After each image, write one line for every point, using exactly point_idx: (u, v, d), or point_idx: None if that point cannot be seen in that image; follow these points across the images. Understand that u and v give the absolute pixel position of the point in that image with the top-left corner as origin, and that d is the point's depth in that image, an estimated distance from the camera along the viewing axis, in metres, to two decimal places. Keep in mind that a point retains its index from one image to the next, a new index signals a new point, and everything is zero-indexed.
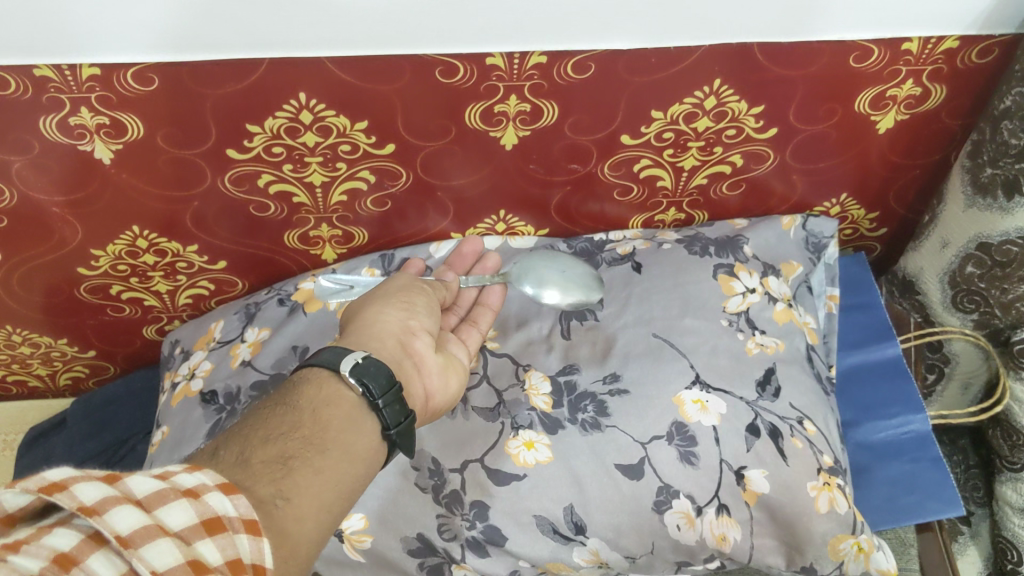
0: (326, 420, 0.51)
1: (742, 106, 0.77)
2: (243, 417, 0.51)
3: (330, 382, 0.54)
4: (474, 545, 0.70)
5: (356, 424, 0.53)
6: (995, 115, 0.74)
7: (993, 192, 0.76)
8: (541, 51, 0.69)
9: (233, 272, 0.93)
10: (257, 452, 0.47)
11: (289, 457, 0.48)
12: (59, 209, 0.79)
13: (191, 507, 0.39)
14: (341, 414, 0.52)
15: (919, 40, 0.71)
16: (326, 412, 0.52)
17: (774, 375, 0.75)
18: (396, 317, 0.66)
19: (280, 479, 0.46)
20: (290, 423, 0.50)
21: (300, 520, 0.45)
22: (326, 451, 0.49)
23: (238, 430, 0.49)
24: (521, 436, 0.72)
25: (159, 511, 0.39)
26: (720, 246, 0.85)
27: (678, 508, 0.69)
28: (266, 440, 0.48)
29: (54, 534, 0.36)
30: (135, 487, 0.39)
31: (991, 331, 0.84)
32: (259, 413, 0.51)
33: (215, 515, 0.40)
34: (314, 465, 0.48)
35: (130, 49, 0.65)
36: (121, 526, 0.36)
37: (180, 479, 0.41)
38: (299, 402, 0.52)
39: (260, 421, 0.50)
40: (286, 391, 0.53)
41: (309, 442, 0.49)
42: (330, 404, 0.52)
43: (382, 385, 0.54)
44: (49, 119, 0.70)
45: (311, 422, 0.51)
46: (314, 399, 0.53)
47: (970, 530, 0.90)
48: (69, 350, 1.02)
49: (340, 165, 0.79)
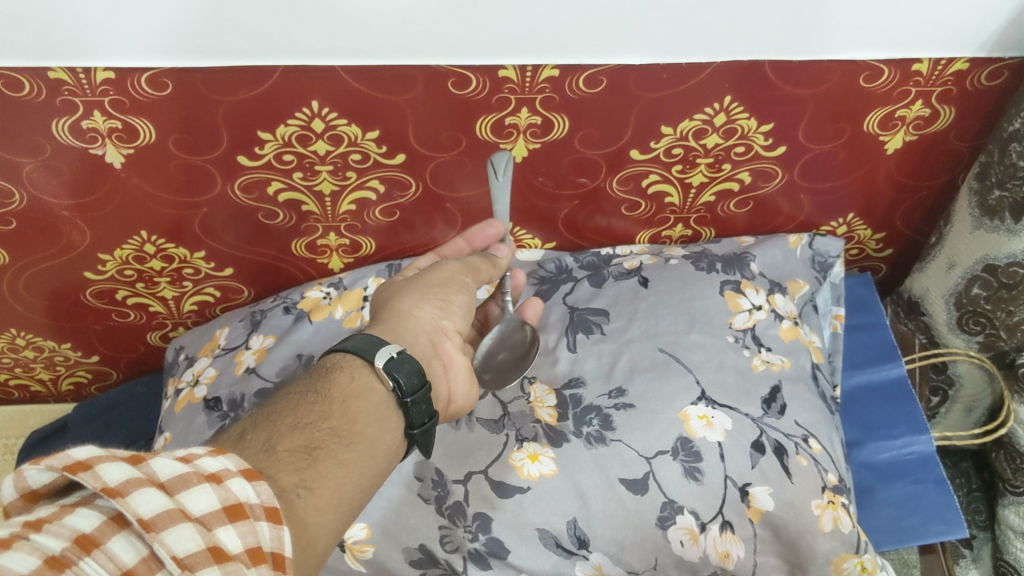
0: (354, 413, 0.51)
1: (752, 123, 0.77)
2: (274, 400, 0.51)
3: (362, 371, 0.54)
4: (476, 557, 0.69)
5: (382, 421, 0.53)
6: (1004, 137, 0.74)
7: (1000, 214, 0.76)
8: (553, 64, 0.70)
9: (240, 280, 0.93)
10: (285, 440, 0.47)
11: (314, 448, 0.48)
12: (69, 212, 0.80)
13: (214, 493, 0.39)
14: (370, 407, 0.52)
15: (930, 61, 0.72)
16: (357, 404, 0.52)
17: (780, 393, 0.75)
18: (430, 314, 0.65)
19: (304, 470, 0.46)
20: (319, 412, 0.50)
21: (321, 511, 0.45)
22: (351, 446, 0.49)
23: (267, 413, 0.49)
24: (526, 448, 0.72)
25: (182, 496, 0.39)
26: (727, 263, 0.85)
27: (683, 524, 0.68)
28: (293, 429, 0.48)
29: (76, 513, 0.36)
30: (159, 469, 0.39)
31: (996, 353, 0.84)
32: (289, 396, 0.51)
33: (237, 501, 0.40)
34: (337, 458, 0.48)
35: (145, 53, 0.65)
36: (144, 509, 0.36)
37: (203, 463, 0.41)
38: (330, 391, 0.52)
39: (291, 406, 0.50)
40: (319, 376, 0.53)
41: (336, 434, 0.49)
42: (360, 396, 0.52)
43: (413, 383, 0.54)
44: (62, 122, 0.70)
45: (340, 413, 0.51)
46: (346, 389, 0.53)
47: (971, 554, 0.89)
48: (73, 354, 1.02)
49: (349, 174, 0.79)
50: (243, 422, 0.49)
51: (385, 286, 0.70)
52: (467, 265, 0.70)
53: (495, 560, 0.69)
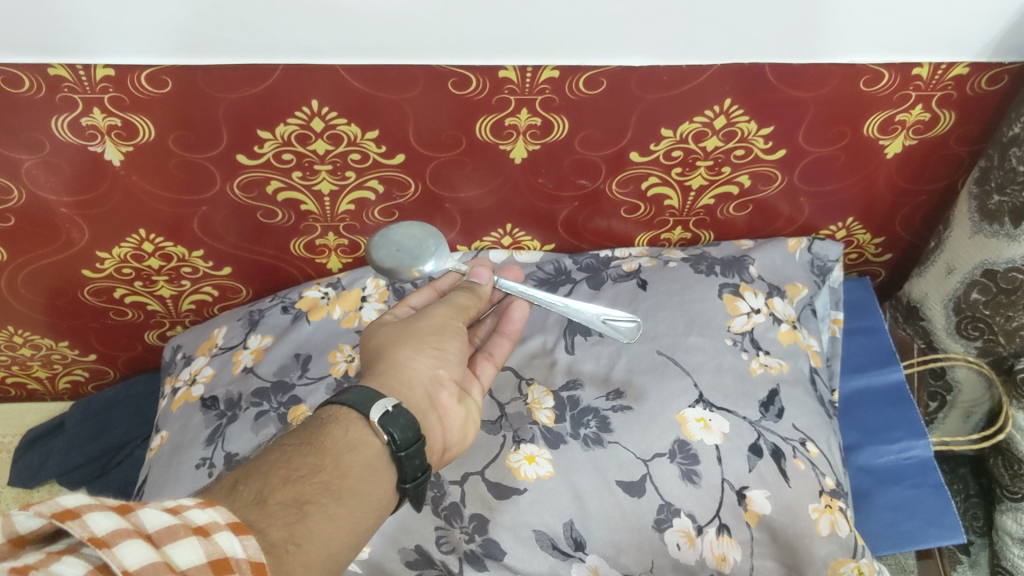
0: (347, 467, 0.50)
1: (752, 126, 0.77)
2: (265, 452, 0.49)
3: (358, 425, 0.53)
4: (473, 558, 0.69)
5: (376, 474, 0.51)
6: (1004, 142, 0.74)
7: (999, 219, 0.76)
8: (554, 65, 0.70)
9: (238, 279, 0.92)
10: (275, 494, 0.46)
11: (304, 502, 0.46)
12: (67, 209, 0.80)
13: (201, 546, 0.38)
14: (363, 460, 0.51)
15: (929, 65, 0.72)
16: (350, 458, 0.50)
17: (778, 396, 0.75)
18: (426, 364, 0.61)
19: (294, 524, 0.44)
20: (311, 465, 0.49)
21: (309, 567, 0.44)
22: (342, 500, 0.48)
23: (258, 465, 0.48)
24: (523, 449, 0.72)
25: (169, 548, 0.37)
26: (726, 265, 0.85)
27: (679, 527, 0.68)
28: (285, 481, 0.47)
29: (63, 561, 0.35)
30: (146, 519, 0.38)
31: (994, 358, 0.84)
32: (282, 448, 0.50)
33: (223, 556, 0.38)
34: (328, 512, 0.47)
35: (145, 50, 0.65)
36: (129, 560, 0.35)
37: (192, 514, 0.40)
38: (324, 444, 0.51)
39: (283, 458, 0.49)
40: (312, 430, 0.52)
41: (326, 488, 0.48)
42: (354, 449, 0.51)
43: (408, 437, 0.52)
44: (62, 119, 0.70)
45: (332, 467, 0.49)
46: (340, 442, 0.51)
47: (969, 560, 0.88)
48: (70, 352, 1.02)
49: (349, 174, 0.79)
50: (234, 473, 0.48)
51: (372, 335, 0.66)
52: (455, 312, 0.66)
53: (490, 561, 0.69)
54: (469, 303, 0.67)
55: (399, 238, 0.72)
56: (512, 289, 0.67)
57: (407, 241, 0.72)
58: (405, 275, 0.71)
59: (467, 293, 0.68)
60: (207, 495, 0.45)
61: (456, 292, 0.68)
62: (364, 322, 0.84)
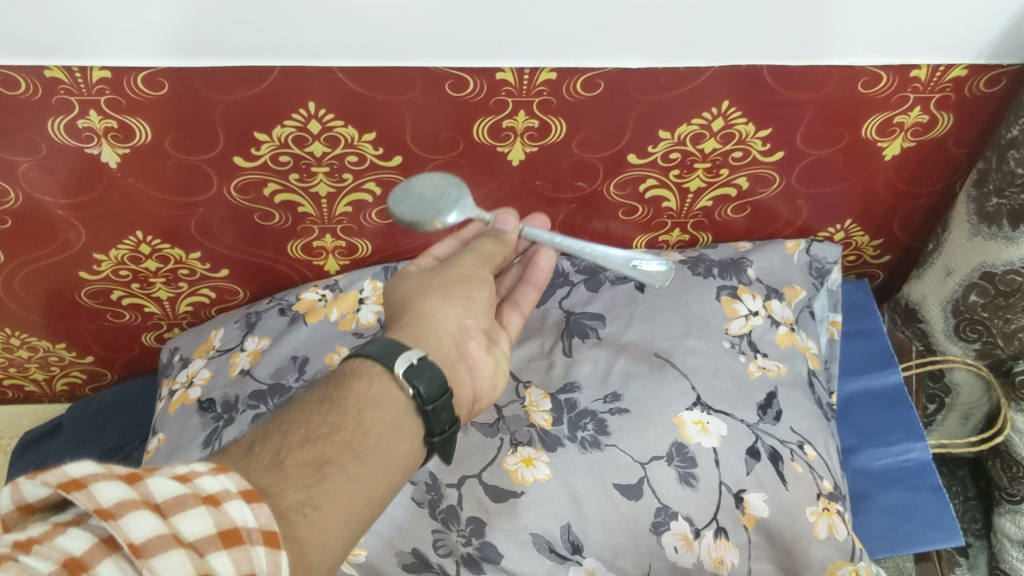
0: (369, 423, 0.50)
1: (749, 128, 0.77)
2: (285, 410, 0.50)
3: (383, 377, 0.53)
4: (470, 562, 0.69)
5: (401, 429, 0.52)
6: (1002, 145, 0.74)
7: (998, 221, 0.76)
8: (551, 67, 0.70)
9: (236, 281, 0.92)
10: (293, 454, 0.46)
11: (324, 462, 0.46)
12: (64, 211, 0.79)
13: (210, 517, 0.38)
14: (387, 415, 0.51)
15: (927, 67, 0.72)
16: (372, 414, 0.51)
17: (775, 399, 0.75)
18: (453, 315, 0.63)
19: (312, 486, 0.44)
20: (332, 422, 0.49)
21: (330, 528, 0.44)
22: (364, 458, 0.48)
23: (277, 425, 0.48)
24: (520, 452, 0.72)
25: (177, 518, 0.37)
26: (724, 268, 0.85)
27: (677, 530, 0.68)
28: (304, 442, 0.47)
29: (68, 534, 0.35)
30: (155, 489, 0.38)
31: (993, 361, 0.84)
32: (302, 406, 0.50)
33: (233, 526, 0.38)
34: (348, 471, 0.47)
35: (142, 52, 0.65)
36: (135, 533, 0.35)
37: (202, 482, 0.40)
38: (346, 399, 0.51)
39: (303, 417, 0.49)
40: (335, 384, 0.52)
41: (347, 447, 0.48)
42: (376, 406, 0.51)
43: (434, 390, 0.53)
44: (58, 121, 0.70)
45: (354, 425, 0.49)
46: (362, 397, 0.51)
47: (968, 562, 0.89)
48: (68, 355, 1.02)
49: (346, 176, 0.79)
50: (250, 435, 0.48)
51: (399, 283, 0.67)
52: (482, 260, 0.67)
53: (488, 565, 0.69)
54: (495, 251, 0.68)
55: (420, 189, 0.68)
56: (539, 237, 0.66)
57: (428, 192, 0.68)
58: (428, 226, 0.66)
59: (494, 241, 0.68)
60: (223, 460, 0.45)
61: (483, 239, 0.69)
62: (361, 324, 0.84)
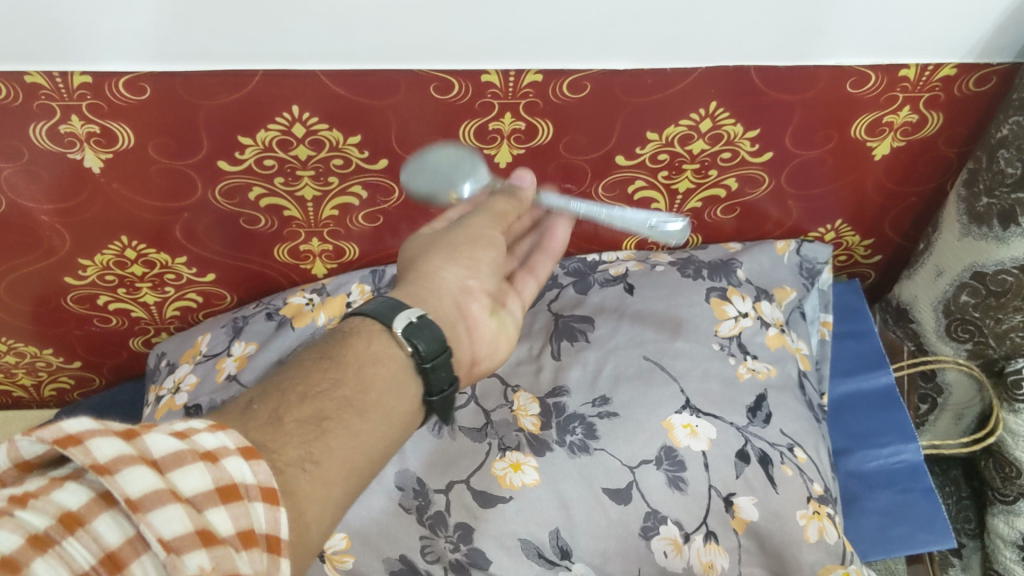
0: (369, 381, 0.49)
1: (738, 129, 0.77)
2: (285, 366, 0.48)
3: (383, 336, 0.52)
4: (458, 567, 0.68)
5: (401, 387, 0.50)
6: (992, 144, 0.73)
7: (988, 221, 0.75)
8: (536, 69, 0.69)
9: (223, 285, 0.92)
10: (292, 410, 0.45)
11: (324, 418, 0.45)
12: (48, 217, 0.79)
13: (209, 473, 0.37)
14: (386, 373, 0.50)
15: (916, 66, 0.71)
16: (375, 371, 0.49)
17: (765, 401, 0.74)
18: (457, 275, 0.61)
19: (311, 442, 0.44)
20: (332, 379, 0.48)
21: (330, 486, 0.43)
22: (365, 415, 0.47)
23: (275, 381, 0.47)
24: (508, 457, 0.71)
25: (175, 475, 0.36)
26: (713, 269, 0.84)
27: (666, 535, 0.67)
28: (303, 397, 0.46)
29: (64, 489, 0.33)
30: (152, 445, 0.36)
31: (985, 361, 0.83)
32: (301, 363, 0.49)
33: (231, 482, 0.37)
34: (349, 427, 0.46)
35: (122, 57, 0.64)
36: (132, 487, 0.33)
37: (201, 438, 0.39)
38: (345, 355, 0.49)
39: (302, 373, 0.47)
40: (334, 341, 0.51)
41: (348, 403, 0.47)
42: (377, 362, 0.50)
43: (434, 348, 0.52)
44: (39, 126, 0.69)
45: (354, 381, 0.48)
46: (362, 354, 0.50)
47: (961, 563, 0.88)
48: (55, 360, 1.01)
49: (331, 179, 0.78)
50: (247, 391, 0.47)
51: (408, 243, 0.66)
52: (495, 219, 0.63)
53: (476, 571, 0.68)
54: (509, 209, 0.64)
55: (436, 162, 0.71)
56: (554, 205, 0.67)
57: (443, 164, 0.70)
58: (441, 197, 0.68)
59: (509, 198, 0.64)
60: (222, 418, 0.44)
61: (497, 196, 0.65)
62: None
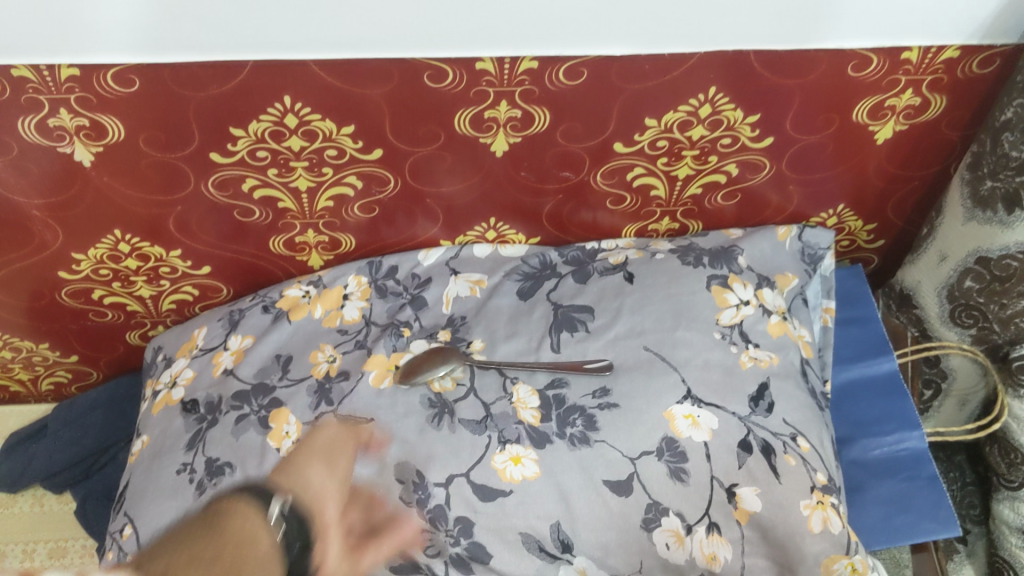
0: (250, 555, 0.44)
1: (737, 114, 0.75)
2: (159, 537, 0.43)
3: (255, 515, 0.48)
4: (459, 562, 0.69)
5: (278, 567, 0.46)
6: (996, 127, 0.72)
7: (992, 205, 0.74)
8: (532, 56, 0.68)
9: (219, 278, 0.91)
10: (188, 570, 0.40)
11: None
12: (39, 212, 0.78)
13: None
14: (263, 551, 0.45)
15: (919, 48, 0.70)
16: (249, 549, 0.45)
17: (768, 390, 0.73)
18: (322, 473, 0.60)
19: None
20: (215, 548, 0.43)
21: None
22: None
23: (154, 547, 0.42)
24: (508, 450, 0.70)
25: None
26: (714, 255, 0.82)
27: (668, 526, 0.68)
28: (191, 560, 0.41)
29: None
30: None
31: (989, 347, 0.81)
32: (176, 534, 0.44)
33: None
34: None
35: (110, 48, 0.63)
36: None
37: None
38: (224, 530, 0.45)
39: (183, 542, 0.43)
40: (205, 519, 0.46)
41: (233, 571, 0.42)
42: (257, 539, 0.46)
43: (297, 527, 0.50)
44: (27, 120, 0.68)
45: (236, 552, 0.44)
46: (240, 530, 0.46)
47: (966, 549, 0.88)
48: (52, 354, 1.00)
49: (325, 170, 0.77)
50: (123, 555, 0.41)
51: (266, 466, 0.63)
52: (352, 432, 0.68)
53: (477, 565, 0.69)
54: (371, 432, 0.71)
55: None
56: None
57: None
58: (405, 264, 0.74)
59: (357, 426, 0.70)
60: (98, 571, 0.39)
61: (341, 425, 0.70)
62: (346, 321, 0.83)
